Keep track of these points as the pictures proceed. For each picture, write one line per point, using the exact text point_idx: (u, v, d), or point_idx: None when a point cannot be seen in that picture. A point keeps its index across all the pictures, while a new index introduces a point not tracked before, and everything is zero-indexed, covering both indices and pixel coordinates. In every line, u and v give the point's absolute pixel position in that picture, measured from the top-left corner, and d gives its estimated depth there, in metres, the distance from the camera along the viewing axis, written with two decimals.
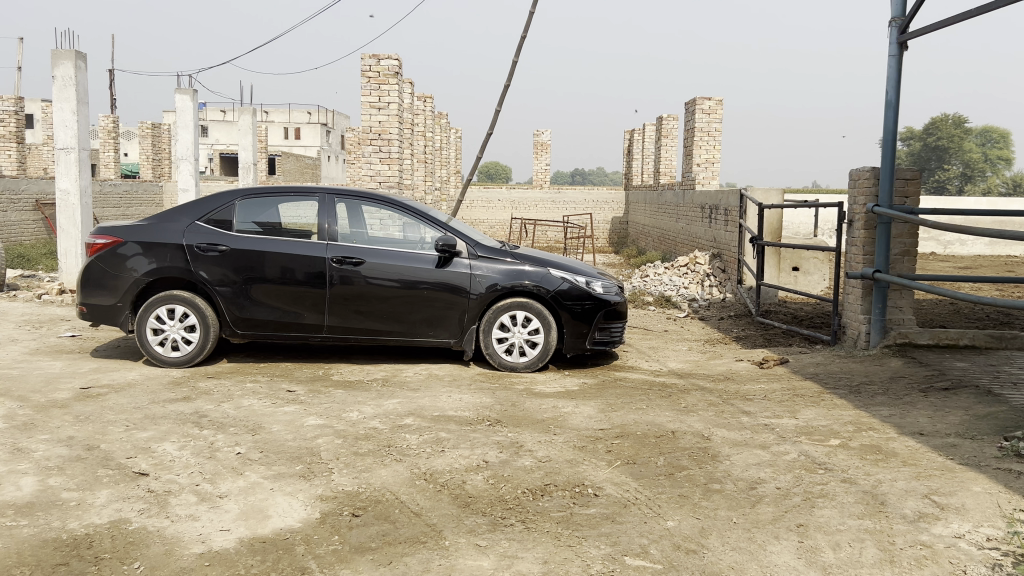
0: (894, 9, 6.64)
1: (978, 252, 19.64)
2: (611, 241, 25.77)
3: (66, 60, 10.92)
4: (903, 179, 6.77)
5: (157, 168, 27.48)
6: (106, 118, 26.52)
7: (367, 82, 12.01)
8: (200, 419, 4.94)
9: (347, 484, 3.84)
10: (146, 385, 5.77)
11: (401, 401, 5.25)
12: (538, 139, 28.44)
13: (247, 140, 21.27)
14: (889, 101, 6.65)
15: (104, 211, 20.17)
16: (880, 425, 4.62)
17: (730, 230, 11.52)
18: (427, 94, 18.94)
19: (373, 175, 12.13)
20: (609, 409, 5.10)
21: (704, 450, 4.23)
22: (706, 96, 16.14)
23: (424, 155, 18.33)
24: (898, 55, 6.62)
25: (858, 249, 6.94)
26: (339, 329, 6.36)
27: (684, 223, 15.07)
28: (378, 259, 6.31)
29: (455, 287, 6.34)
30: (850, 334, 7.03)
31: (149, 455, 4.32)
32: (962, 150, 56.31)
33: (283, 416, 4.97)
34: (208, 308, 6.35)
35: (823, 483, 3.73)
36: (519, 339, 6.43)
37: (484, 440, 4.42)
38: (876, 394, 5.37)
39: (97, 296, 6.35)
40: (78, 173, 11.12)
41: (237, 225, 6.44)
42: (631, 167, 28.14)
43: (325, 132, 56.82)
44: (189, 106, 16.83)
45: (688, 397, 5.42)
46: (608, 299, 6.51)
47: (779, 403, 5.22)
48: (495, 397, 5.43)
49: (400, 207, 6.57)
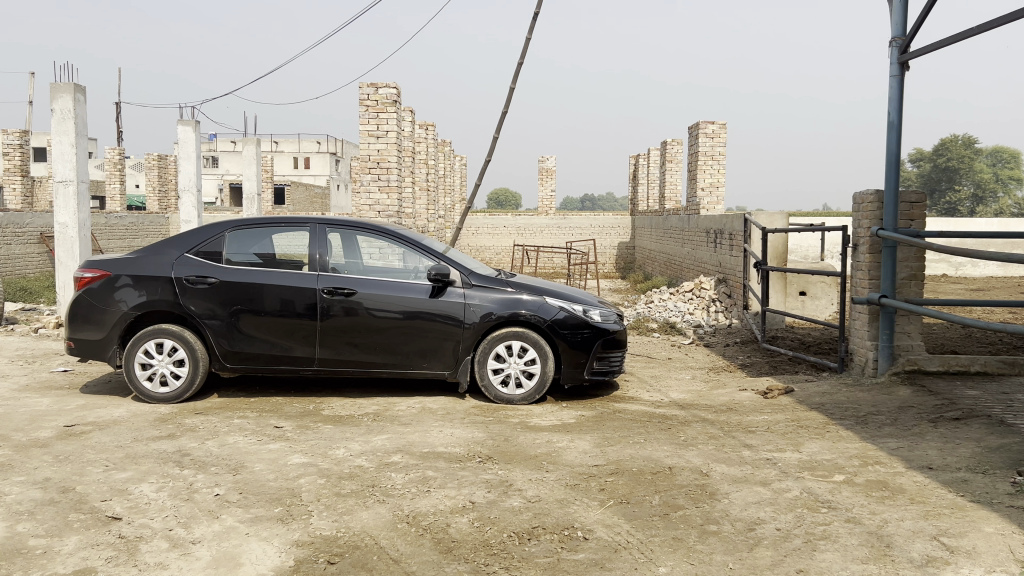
0: (894, 29, 6.51)
1: (991, 273, 19.39)
2: (617, 266, 25.62)
3: (65, 93, 11.00)
4: (907, 202, 6.62)
5: (163, 200, 27.59)
6: (113, 151, 26.61)
7: (366, 110, 11.94)
8: (182, 458, 4.78)
9: (326, 528, 3.67)
10: (131, 422, 5.62)
11: (390, 438, 5.07)
12: (543, 165, 28.44)
13: (251, 170, 21.27)
14: (891, 122, 6.50)
15: (110, 242, 20.17)
16: (887, 459, 4.41)
17: (735, 254, 11.37)
18: (429, 122, 18.95)
19: (372, 204, 12.07)
20: (605, 443, 4.91)
21: (702, 488, 4.05)
22: (709, 120, 16.04)
23: (426, 183, 18.27)
24: (900, 75, 6.48)
25: (863, 273, 6.76)
26: (331, 362, 6.21)
27: (689, 247, 14.91)
28: (371, 289, 6.18)
29: (449, 317, 6.19)
30: (857, 361, 6.83)
31: (125, 497, 4.16)
32: (972, 170, 56.08)
33: (267, 454, 4.81)
34: (197, 342, 6.22)
35: (826, 524, 3.53)
36: (515, 370, 6.25)
37: (472, 479, 4.25)
38: (884, 424, 5.16)
39: (85, 331, 6.22)
40: (77, 206, 11.11)
41: (228, 256, 6.33)
42: (636, 192, 28.06)
43: (334, 161, 57.11)
44: (192, 137, 16.89)
45: (687, 430, 5.23)
46: (606, 327, 6.34)
47: (782, 435, 5.01)
48: (489, 431, 5.25)
49: (396, 237, 6.45)
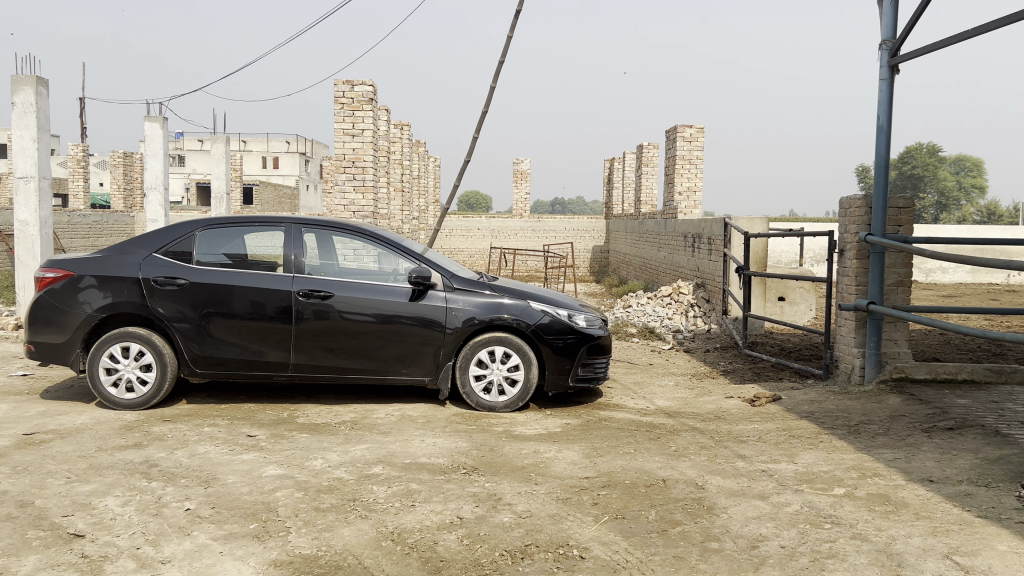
0: (884, 32, 6.43)
1: (960, 280, 19.64)
2: (591, 269, 25.56)
3: (26, 86, 10.58)
4: (895, 207, 6.54)
5: (129, 198, 27.03)
6: (76, 147, 25.91)
7: (340, 108, 11.68)
8: (151, 469, 4.52)
9: (305, 547, 3.45)
10: (95, 430, 5.34)
11: (370, 448, 4.86)
12: (517, 168, 28.33)
13: (220, 169, 20.86)
14: (880, 126, 6.41)
15: (73, 241, 19.65)
16: (885, 471, 4.29)
17: (714, 259, 11.29)
18: (403, 122, 18.68)
19: (346, 204, 11.81)
20: (595, 454, 4.74)
21: (698, 502, 3.89)
22: (687, 124, 15.99)
23: (401, 183, 18.00)
24: (889, 78, 6.41)
25: (850, 279, 6.67)
26: (306, 368, 5.97)
27: (666, 251, 14.83)
28: (348, 291, 5.95)
29: (429, 321, 5.98)
30: (843, 369, 6.75)
31: (88, 512, 3.90)
32: (937, 179, 57.04)
33: (240, 465, 4.56)
34: (165, 346, 5.95)
35: (831, 541, 3.38)
36: (498, 376, 6.05)
37: (458, 492, 4.04)
38: (877, 435, 5.04)
39: (46, 334, 5.92)
40: (38, 203, 10.74)
41: (198, 256, 6.06)
42: (611, 196, 28.05)
43: (305, 162, 56.51)
44: (159, 134, 16.49)
45: (678, 440, 5.07)
46: (591, 332, 6.17)
47: (776, 446, 4.87)
48: (473, 441, 5.05)
49: (374, 238, 6.23)
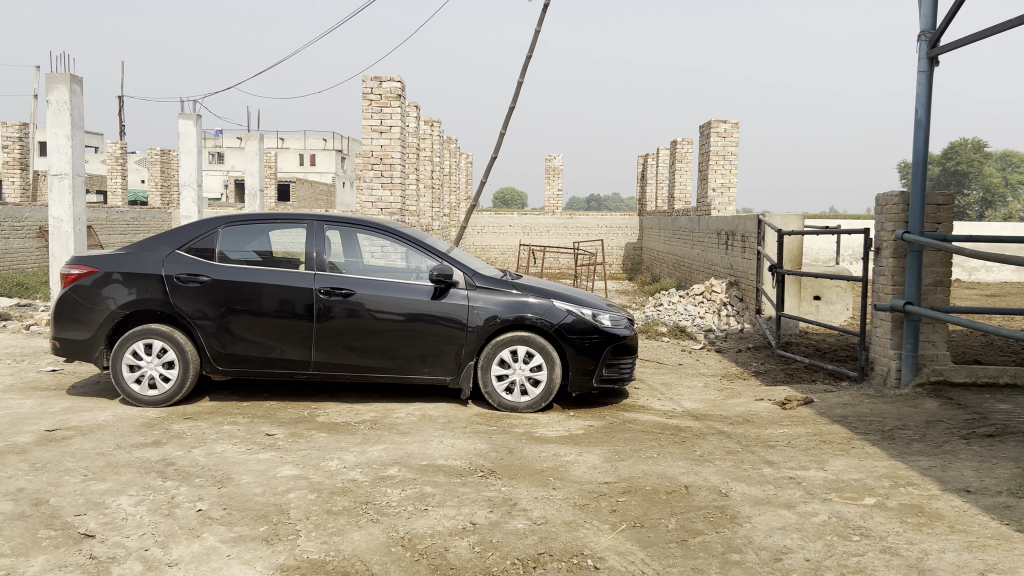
0: (923, 22, 6.20)
1: (1005, 278, 19.09)
2: (624, 267, 25.36)
3: (60, 84, 10.70)
4: (934, 204, 6.30)
5: (165, 195, 27.40)
6: (115, 145, 26.29)
7: (368, 105, 11.64)
8: (166, 468, 4.49)
9: (313, 551, 3.37)
10: (116, 427, 5.34)
11: (387, 448, 4.78)
12: (550, 164, 28.18)
13: (254, 166, 21.02)
14: (918, 120, 6.19)
15: (111, 237, 19.94)
16: (919, 480, 4.10)
17: (748, 257, 11.06)
18: (434, 118, 18.63)
19: (374, 201, 11.78)
20: (616, 457, 4.61)
21: (721, 510, 3.75)
22: (721, 119, 15.73)
23: (431, 180, 17.99)
24: (928, 71, 6.17)
25: (886, 279, 6.45)
26: (327, 366, 5.92)
27: (699, 249, 14.61)
28: (371, 289, 5.88)
29: (451, 320, 5.89)
30: (879, 371, 6.53)
31: (101, 512, 3.87)
32: (982, 175, 55.73)
33: (255, 465, 4.51)
34: (187, 343, 5.93)
35: (859, 555, 3.22)
36: (521, 376, 5.94)
37: (473, 496, 3.95)
38: (912, 441, 4.84)
39: (71, 330, 5.94)
40: (72, 200, 10.86)
41: (221, 253, 6.04)
42: (645, 193, 27.78)
43: (341, 159, 56.86)
44: (192, 131, 16.64)
45: (703, 444, 4.92)
46: (616, 332, 6.03)
47: (805, 451, 4.70)
48: (492, 442, 4.95)
49: (397, 235, 6.16)
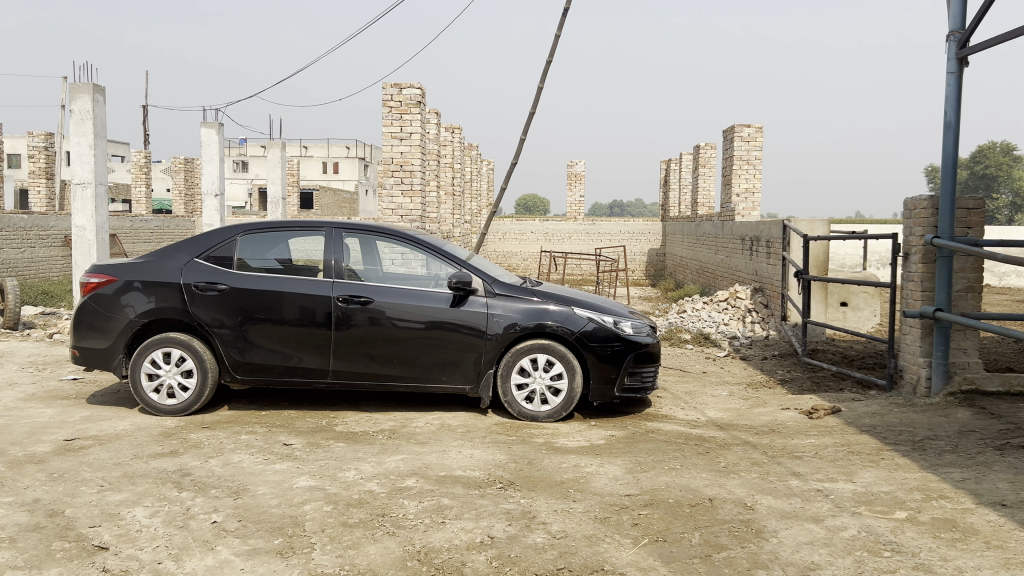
0: (952, 22, 6.06)
1: None
2: (647, 273, 25.20)
3: (83, 94, 10.78)
4: (964, 208, 6.16)
5: (189, 203, 27.62)
6: (138, 154, 26.55)
7: (389, 112, 11.62)
8: (183, 479, 4.45)
9: (327, 565, 3.31)
10: (134, 437, 5.32)
11: (405, 459, 4.71)
12: (572, 170, 28.09)
13: (276, 174, 21.11)
14: (947, 122, 6.04)
15: (135, 245, 20.09)
16: (952, 493, 3.97)
17: (773, 263, 10.90)
18: (455, 124, 18.60)
19: (394, 208, 11.74)
20: (638, 469, 4.51)
21: (746, 524, 3.64)
22: (745, 124, 15.56)
23: (452, 187, 17.95)
24: (957, 72, 6.03)
25: (915, 285, 6.29)
26: (346, 374, 5.87)
27: (724, 255, 14.45)
28: (389, 297, 5.83)
29: (470, 328, 5.82)
30: (908, 379, 6.38)
31: (115, 523, 3.83)
32: (1011, 178, 54.95)
33: (271, 476, 4.46)
34: (206, 352, 5.90)
35: (891, 572, 3.10)
36: (541, 385, 5.86)
37: (491, 509, 3.86)
38: (944, 452, 4.70)
39: (90, 339, 5.94)
40: (95, 208, 10.94)
41: (240, 261, 6.01)
42: (668, 198, 27.61)
43: (364, 167, 57.13)
44: (215, 140, 16.74)
45: (728, 455, 4.81)
46: (638, 340, 5.93)
47: (833, 463, 4.58)
48: (512, 453, 4.87)
49: (416, 242, 6.10)
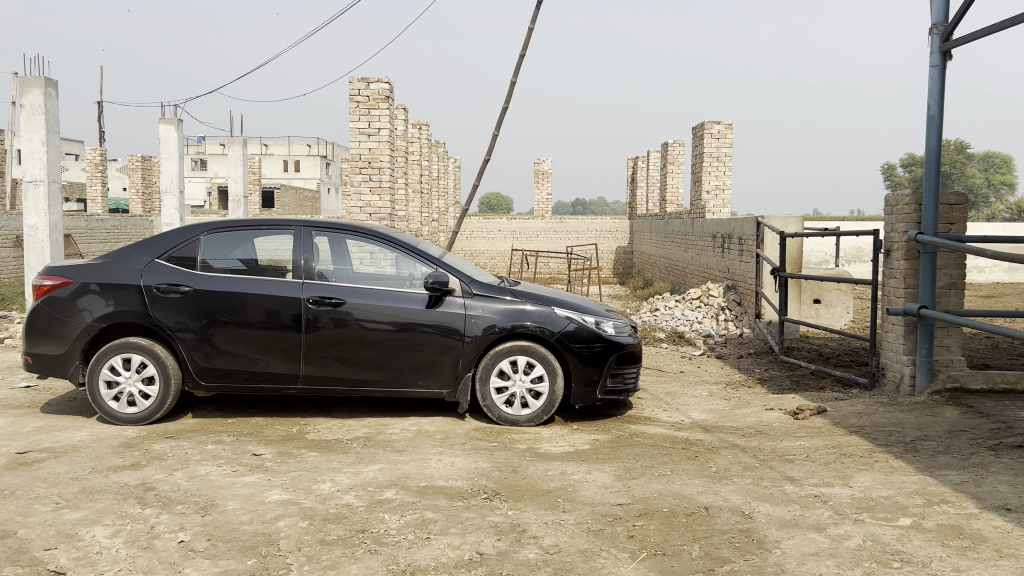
0: (935, 15, 5.98)
1: (997, 279, 19.08)
2: (615, 271, 25.18)
3: (35, 87, 10.33)
4: (947, 204, 6.09)
5: (147, 202, 26.98)
6: (93, 151, 25.84)
7: (356, 107, 11.33)
8: (146, 494, 4.18)
9: None
10: (92, 448, 5.02)
11: (383, 469, 4.48)
12: (539, 167, 27.94)
13: (238, 171, 20.64)
14: (931, 116, 5.98)
15: (91, 246, 19.51)
16: (954, 497, 3.85)
17: (745, 260, 10.83)
18: (421, 121, 18.31)
19: (362, 206, 11.50)
20: (627, 476, 4.33)
21: (747, 535, 3.47)
22: (715, 120, 15.53)
23: (419, 184, 17.67)
24: (940, 65, 5.97)
25: (898, 281, 6.21)
26: (316, 380, 5.61)
27: (694, 252, 14.39)
28: (362, 299, 5.59)
29: (446, 329, 5.60)
30: (891, 378, 6.30)
31: (72, 545, 3.55)
32: (965, 176, 56.09)
33: (242, 489, 4.20)
34: (168, 357, 5.60)
35: None
36: (521, 389, 5.65)
37: (478, 522, 3.66)
38: (938, 453, 4.60)
39: (44, 345, 5.61)
40: (48, 207, 10.52)
41: (203, 261, 5.72)
42: (635, 196, 27.62)
43: (326, 165, 56.46)
44: (174, 137, 16.27)
45: (718, 459, 4.66)
46: (620, 341, 5.76)
47: (826, 466, 4.44)
48: (495, 460, 4.66)
49: (389, 241, 5.86)
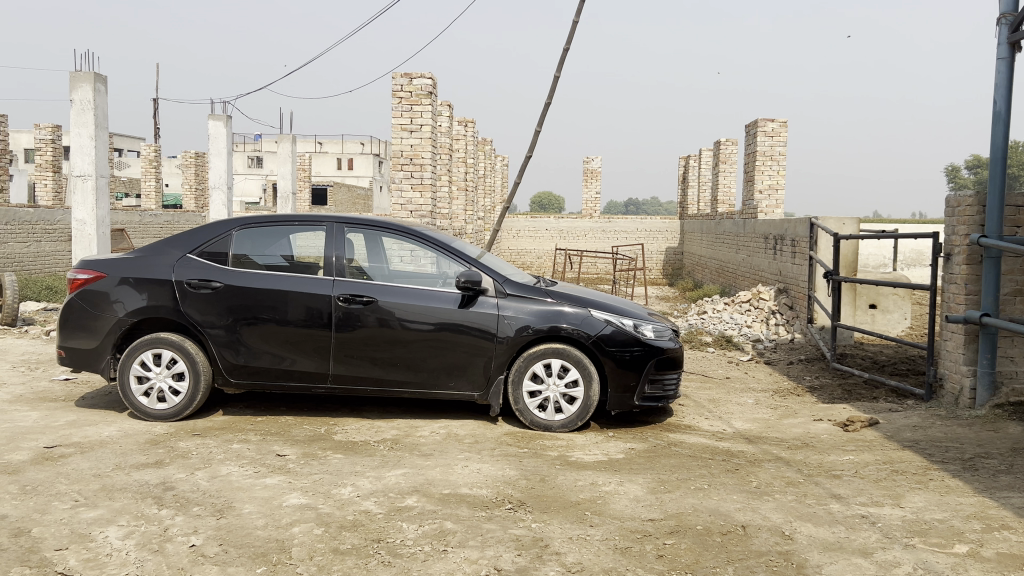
0: (1004, 3, 5.61)
1: None
2: (665, 272, 24.78)
3: (84, 83, 10.48)
4: (1014, 206, 5.70)
5: (200, 199, 27.38)
6: (149, 148, 26.34)
7: (399, 102, 11.24)
8: (165, 494, 4.09)
9: None
10: (119, 444, 4.97)
11: (406, 474, 4.33)
12: (588, 166, 27.66)
13: (286, 168, 20.80)
14: (998, 112, 5.62)
15: (144, 241, 19.84)
16: (1016, 523, 3.54)
17: (798, 262, 10.45)
18: (467, 118, 18.20)
19: (404, 203, 11.40)
20: (661, 489, 4.10)
21: (785, 557, 3.23)
22: (768, 118, 15.11)
23: (464, 181, 17.57)
24: (1008, 57, 5.60)
25: (959, 288, 5.85)
26: (346, 379, 5.50)
27: (745, 253, 14.00)
28: (393, 297, 5.45)
29: (479, 330, 5.43)
30: (949, 389, 5.95)
31: (84, 546, 3.47)
32: None
33: (261, 492, 4.08)
34: (198, 353, 5.54)
35: None
36: (555, 393, 5.46)
37: (499, 535, 3.48)
38: (998, 472, 4.27)
39: (77, 339, 5.60)
40: (95, 202, 10.68)
41: (235, 257, 5.64)
42: (686, 195, 27.19)
43: (378, 163, 56.90)
44: (223, 133, 16.45)
45: (759, 473, 4.40)
46: (659, 345, 5.52)
47: (876, 484, 4.16)
48: (523, 468, 4.48)
49: (423, 238, 5.71)
